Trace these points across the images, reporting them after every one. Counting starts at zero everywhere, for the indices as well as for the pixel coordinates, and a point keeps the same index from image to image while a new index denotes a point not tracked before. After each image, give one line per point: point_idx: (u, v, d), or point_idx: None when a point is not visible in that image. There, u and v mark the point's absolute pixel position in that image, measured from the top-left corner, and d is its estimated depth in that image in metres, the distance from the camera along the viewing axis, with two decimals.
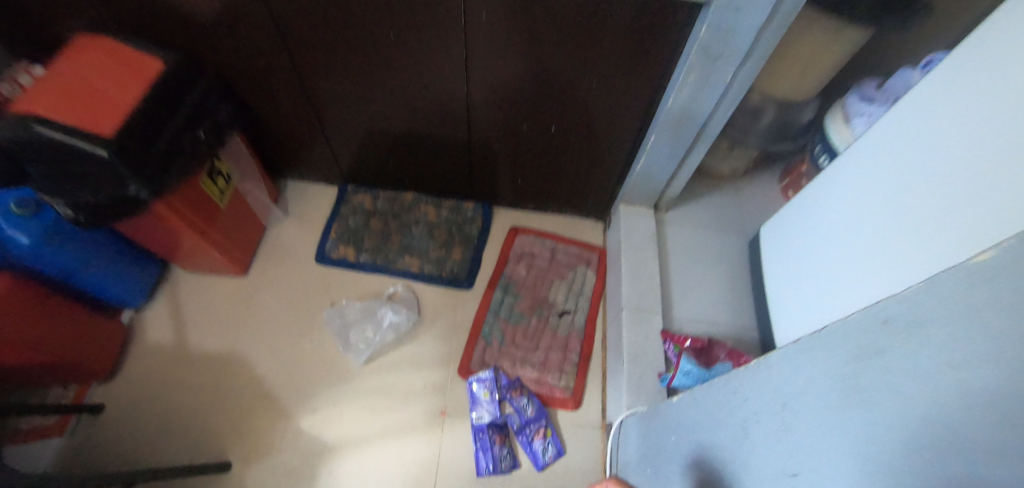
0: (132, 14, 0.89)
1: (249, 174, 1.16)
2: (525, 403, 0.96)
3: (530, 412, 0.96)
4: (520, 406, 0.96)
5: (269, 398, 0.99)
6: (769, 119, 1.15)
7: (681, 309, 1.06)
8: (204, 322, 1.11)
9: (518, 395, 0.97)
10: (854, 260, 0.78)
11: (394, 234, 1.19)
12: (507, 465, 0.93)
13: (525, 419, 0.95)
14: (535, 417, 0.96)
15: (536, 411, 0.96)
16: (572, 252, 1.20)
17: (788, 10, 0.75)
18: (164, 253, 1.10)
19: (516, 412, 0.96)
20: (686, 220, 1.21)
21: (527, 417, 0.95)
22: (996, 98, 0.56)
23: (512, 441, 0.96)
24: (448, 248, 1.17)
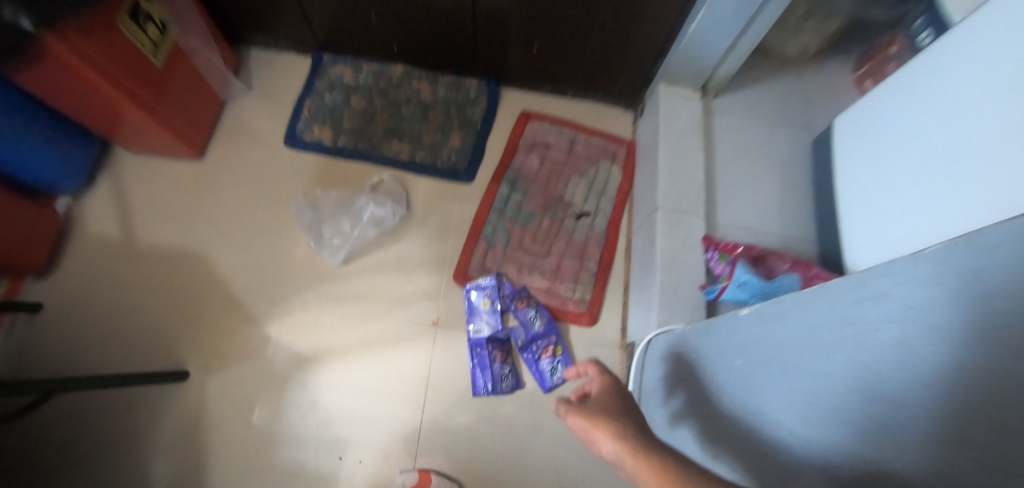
0: None
1: (193, 31, 0.90)
2: (532, 316, 0.81)
3: (537, 327, 0.81)
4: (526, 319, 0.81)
5: (233, 300, 0.84)
6: None
7: (725, 214, 0.87)
8: (155, 213, 0.93)
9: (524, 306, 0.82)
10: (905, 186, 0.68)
11: (379, 114, 0.98)
12: (509, 384, 0.80)
13: (532, 334, 0.81)
14: (544, 332, 0.81)
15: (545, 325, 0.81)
16: (594, 145, 0.99)
17: None
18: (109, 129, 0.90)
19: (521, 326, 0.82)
20: (739, 110, 0.98)
21: (534, 333, 0.81)
22: None
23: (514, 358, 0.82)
24: (445, 133, 0.96)
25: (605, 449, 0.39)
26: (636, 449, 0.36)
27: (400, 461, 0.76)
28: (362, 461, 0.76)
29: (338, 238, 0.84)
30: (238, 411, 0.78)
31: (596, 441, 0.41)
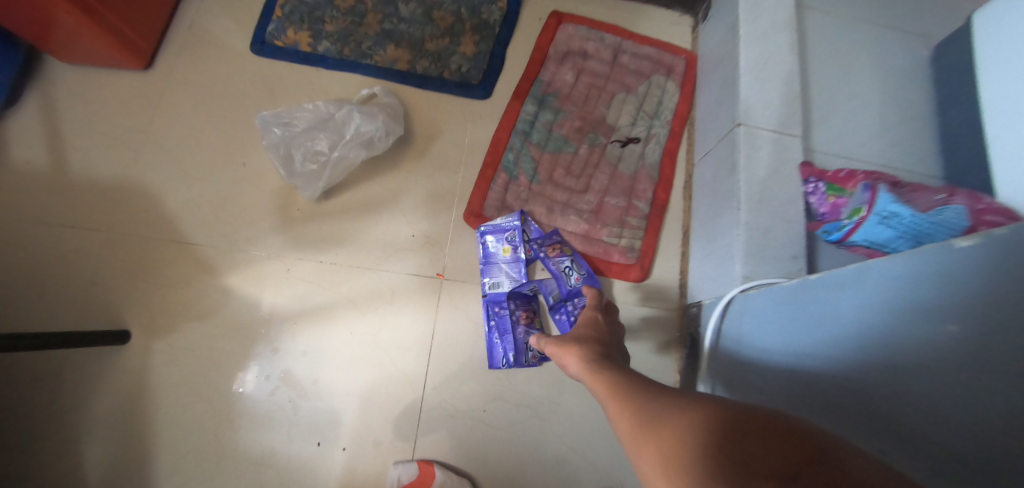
0: None
1: None
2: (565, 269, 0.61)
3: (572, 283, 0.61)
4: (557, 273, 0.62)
5: (186, 245, 0.67)
6: None
7: (820, 140, 0.66)
8: (93, 137, 0.74)
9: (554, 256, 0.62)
10: None
11: (371, 14, 0.75)
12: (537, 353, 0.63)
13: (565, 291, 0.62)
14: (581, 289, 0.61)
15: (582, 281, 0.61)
16: (644, 56, 0.77)
17: None
18: (32, 38, 0.71)
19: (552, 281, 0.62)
20: (837, 10, 0.75)
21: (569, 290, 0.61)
22: None
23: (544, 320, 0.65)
24: (454, 37, 0.75)
25: (572, 370, 0.43)
26: (594, 371, 0.40)
27: (394, 450, 0.60)
28: (346, 448, 0.59)
29: (313, 161, 0.64)
30: (192, 382, 0.62)
31: (565, 364, 0.44)
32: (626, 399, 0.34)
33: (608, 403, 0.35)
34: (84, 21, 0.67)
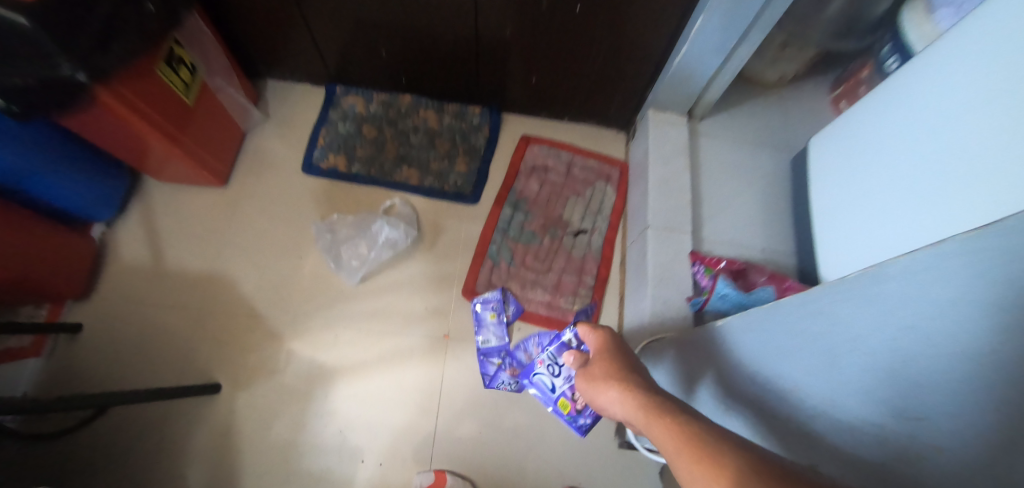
0: None
1: (219, 71, 1.01)
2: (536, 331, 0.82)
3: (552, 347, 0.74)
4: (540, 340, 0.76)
5: (258, 318, 0.92)
6: (836, 9, 0.97)
7: (709, 229, 0.95)
8: (183, 237, 1.00)
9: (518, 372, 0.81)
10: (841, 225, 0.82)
11: (390, 142, 1.06)
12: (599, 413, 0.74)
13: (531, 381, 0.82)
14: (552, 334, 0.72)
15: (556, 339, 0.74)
16: (590, 167, 1.06)
17: None
18: (138, 166, 0.99)
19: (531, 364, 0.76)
20: (724, 133, 1.06)
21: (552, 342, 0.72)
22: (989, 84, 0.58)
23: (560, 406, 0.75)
24: (450, 159, 1.04)
25: (607, 396, 0.50)
26: (627, 393, 0.47)
27: (416, 465, 0.83)
28: (381, 464, 0.83)
29: (355, 259, 0.93)
30: (265, 420, 0.85)
31: (600, 391, 0.51)
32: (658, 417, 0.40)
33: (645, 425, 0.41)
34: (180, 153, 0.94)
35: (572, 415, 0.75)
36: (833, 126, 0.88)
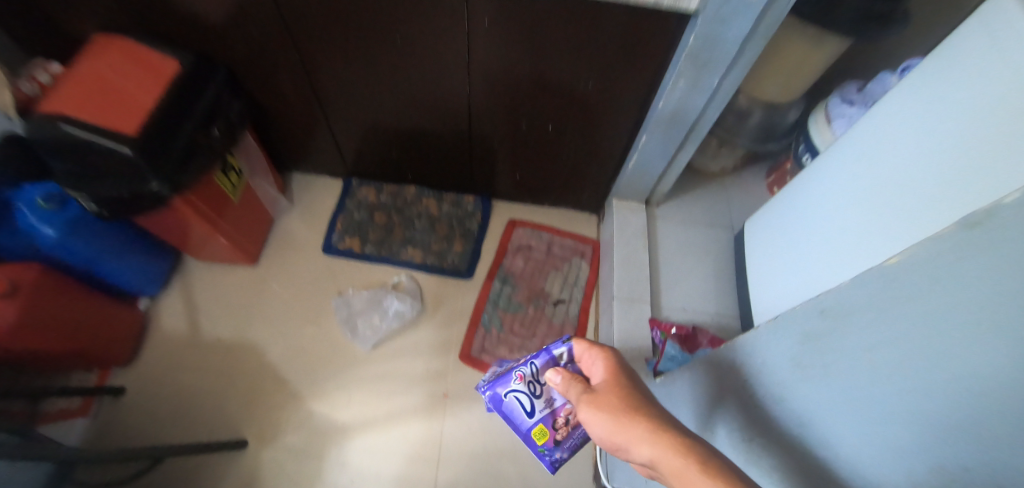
0: (161, 20, 0.99)
1: (259, 170, 1.23)
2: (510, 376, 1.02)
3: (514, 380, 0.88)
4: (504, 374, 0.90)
5: (281, 380, 1.05)
6: (756, 122, 1.22)
7: (668, 298, 1.14)
8: (217, 309, 1.16)
9: (485, 394, 0.77)
10: (771, 294, 1.01)
11: (397, 227, 1.27)
12: (575, 445, 0.79)
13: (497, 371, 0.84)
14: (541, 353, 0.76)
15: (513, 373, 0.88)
16: (567, 245, 1.26)
17: (772, 17, 0.81)
18: (179, 246, 1.16)
19: (511, 383, 0.74)
20: (677, 216, 1.28)
21: (541, 359, 0.75)
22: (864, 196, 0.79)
23: (536, 436, 0.76)
24: (449, 240, 1.25)
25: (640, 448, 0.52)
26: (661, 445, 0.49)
27: None
28: None
29: (369, 329, 1.10)
30: (284, 471, 0.96)
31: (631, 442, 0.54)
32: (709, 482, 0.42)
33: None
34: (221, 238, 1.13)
35: (548, 447, 0.77)
36: (767, 212, 1.10)
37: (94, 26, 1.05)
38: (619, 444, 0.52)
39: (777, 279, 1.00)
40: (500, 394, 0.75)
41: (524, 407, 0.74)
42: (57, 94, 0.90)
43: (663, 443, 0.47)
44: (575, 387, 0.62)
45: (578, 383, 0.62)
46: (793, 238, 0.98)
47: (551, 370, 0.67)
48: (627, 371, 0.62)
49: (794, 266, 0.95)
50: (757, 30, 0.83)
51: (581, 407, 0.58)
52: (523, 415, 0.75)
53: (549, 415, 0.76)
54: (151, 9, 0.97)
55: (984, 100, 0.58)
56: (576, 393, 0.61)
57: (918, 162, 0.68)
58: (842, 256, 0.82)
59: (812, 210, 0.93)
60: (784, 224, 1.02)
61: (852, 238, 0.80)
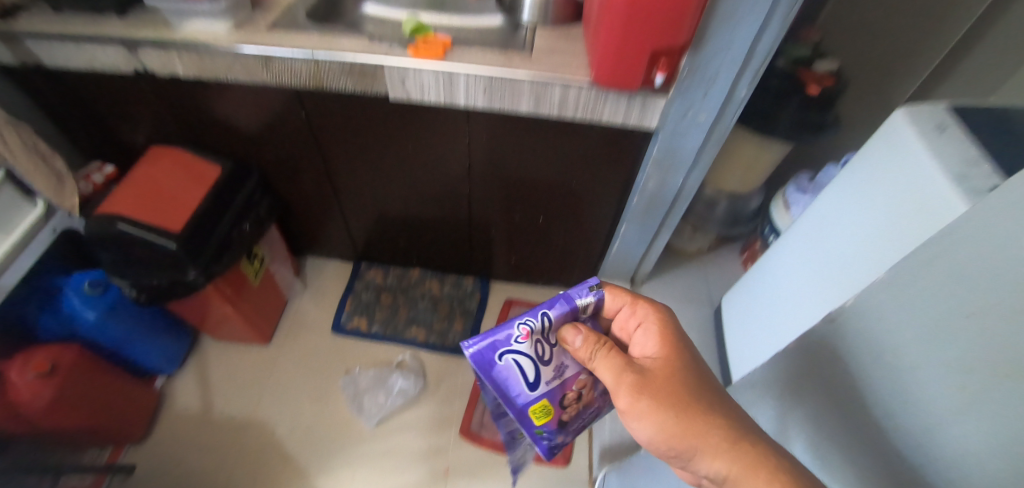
0: (211, 133, 1.19)
1: (279, 257, 1.37)
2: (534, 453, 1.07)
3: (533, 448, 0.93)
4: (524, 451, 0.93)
5: (288, 458, 1.11)
6: (724, 209, 1.38)
7: None
8: (230, 388, 1.25)
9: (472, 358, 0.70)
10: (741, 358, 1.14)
11: (403, 307, 1.40)
12: (575, 427, 0.79)
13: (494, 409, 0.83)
14: (557, 302, 0.72)
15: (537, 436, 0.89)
16: None
17: (718, 134, 1.00)
18: (198, 325, 1.25)
19: (512, 343, 0.70)
20: (659, 293, 1.41)
21: (555, 313, 0.71)
22: (812, 278, 0.94)
23: (534, 415, 0.71)
24: (450, 319, 1.37)
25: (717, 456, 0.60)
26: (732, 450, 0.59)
27: None
28: None
29: (374, 406, 1.19)
30: None
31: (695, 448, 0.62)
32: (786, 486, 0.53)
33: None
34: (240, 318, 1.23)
35: (548, 426, 0.73)
36: (738, 288, 1.24)
37: (148, 136, 1.25)
38: (677, 454, 0.63)
39: (745, 345, 1.13)
40: (496, 358, 0.70)
41: (526, 377, 0.70)
42: (116, 196, 1.05)
43: (733, 464, 0.59)
44: (607, 362, 0.67)
45: (611, 356, 0.68)
46: (756, 306, 1.13)
47: (564, 331, 0.71)
48: (673, 344, 0.70)
49: (761, 335, 1.08)
50: (710, 140, 1.01)
51: (622, 395, 0.65)
52: (523, 385, 0.70)
53: (555, 389, 0.72)
54: (207, 125, 1.17)
55: (901, 207, 0.75)
56: (614, 371, 0.67)
57: (854, 247, 0.84)
58: (794, 321, 0.97)
59: (774, 288, 1.07)
60: (750, 297, 1.17)
61: (800, 304, 0.96)
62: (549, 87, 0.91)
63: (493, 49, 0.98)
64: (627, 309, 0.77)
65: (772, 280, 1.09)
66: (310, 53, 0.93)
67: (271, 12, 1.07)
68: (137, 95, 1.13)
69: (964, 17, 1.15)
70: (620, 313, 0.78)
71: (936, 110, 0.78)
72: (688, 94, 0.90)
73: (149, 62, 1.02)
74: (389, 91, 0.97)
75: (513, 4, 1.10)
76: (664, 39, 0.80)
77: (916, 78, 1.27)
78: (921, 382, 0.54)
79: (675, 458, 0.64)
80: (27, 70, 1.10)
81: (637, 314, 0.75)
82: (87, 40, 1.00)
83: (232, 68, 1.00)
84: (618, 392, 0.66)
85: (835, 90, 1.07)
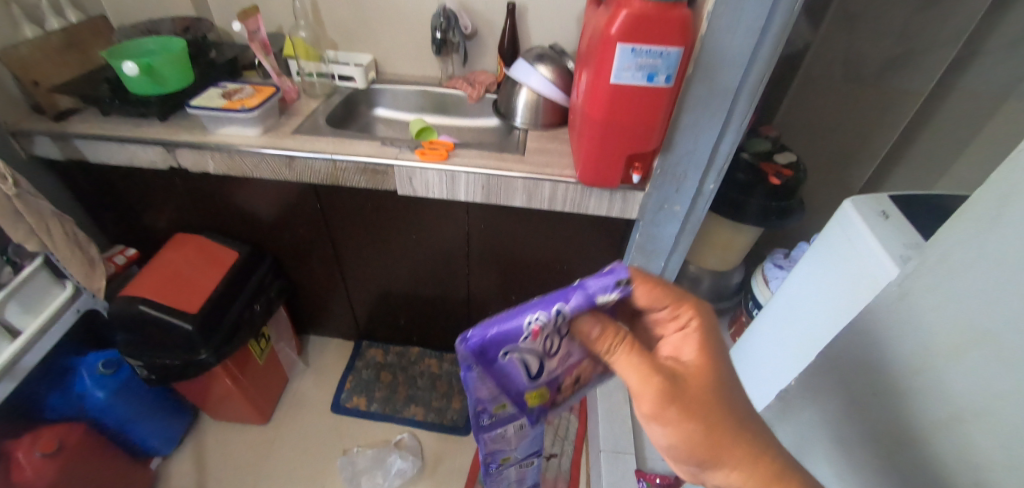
0: (228, 222, 1.28)
1: (284, 335, 1.43)
2: (516, 476, 0.99)
3: (514, 443, 0.84)
4: (504, 449, 0.84)
5: None
6: (708, 285, 1.47)
7: (650, 447, 1.26)
8: (227, 470, 1.25)
9: (468, 353, 0.57)
10: None
11: (402, 385, 1.46)
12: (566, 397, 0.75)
13: (472, 410, 0.69)
14: (575, 294, 0.54)
15: (517, 431, 0.79)
16: None
17: (692, 223, 1.10)
18: (200, 404, 1.27)
19: (518, 341, 0.57)
20: None
21: (572, 310, 0.54)
22: (783, 355, 1.01)
23: (532, 398, 0.68)
24: (449, 397, 1.43)
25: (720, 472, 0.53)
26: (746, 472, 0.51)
27: None
28: None
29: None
30: None
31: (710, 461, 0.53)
32: None
33: None
34: (243, 397, 1.26)
35: (541, 403, 0.71)
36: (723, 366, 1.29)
37: (167, 222, 1.32)
38: (694, 462, 0.54)
39: None
40: (496, 356, 0.58)
41: (529, 371, 0.62)
42: (137, 280, 1.12)
43: (751, 477, 0.51)
44: (632, 361, 0.53)
45: (636, 355, 0.54)
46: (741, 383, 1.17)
47: (584, 320, 0.55)
48: (714, 349, 0.56)
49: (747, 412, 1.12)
50: (686, 228, 1.12)
51: (645, 398, 0.52)
52: (525, 378, 0.63)
53: (555, 377, 0.66)
54: (225, 215, 1.26)
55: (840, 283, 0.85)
56: (641, 373, 0.53)
57: (813, 319, 0.92)
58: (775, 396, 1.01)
59: (753, 365, 1.13)
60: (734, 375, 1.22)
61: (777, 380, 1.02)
62: (539, 184, 1.03)
63: (491, 151, 1.12)
64: (663, 307, 0.61)
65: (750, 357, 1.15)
66: (330, 157, 1.06)
67: (295, 118, 1.23)
68: (165, 188, 1.23)
69: (901, 117, 1.31)
70: (658, 314, 0.62)
71: (880, 199, 0.88)
72: (662, 188, 1.01)
73: (184, 162, 1.13)
74: (397, 188, 1.09)
75: (506, 111, 1.26)
76: (637, 146, 0.93)
77: (868, 167, 1.42)
78: (922, 377, 0.43)
79: (690, 464, 0.55)
80: (73, 167, 1.22)
81: (678, 312, 0.61)
82: (128, 142, 1.11)
83: (258, 166, 1.11)
84: (640, 396, 0.53)
85: (793, 180, 1.19)
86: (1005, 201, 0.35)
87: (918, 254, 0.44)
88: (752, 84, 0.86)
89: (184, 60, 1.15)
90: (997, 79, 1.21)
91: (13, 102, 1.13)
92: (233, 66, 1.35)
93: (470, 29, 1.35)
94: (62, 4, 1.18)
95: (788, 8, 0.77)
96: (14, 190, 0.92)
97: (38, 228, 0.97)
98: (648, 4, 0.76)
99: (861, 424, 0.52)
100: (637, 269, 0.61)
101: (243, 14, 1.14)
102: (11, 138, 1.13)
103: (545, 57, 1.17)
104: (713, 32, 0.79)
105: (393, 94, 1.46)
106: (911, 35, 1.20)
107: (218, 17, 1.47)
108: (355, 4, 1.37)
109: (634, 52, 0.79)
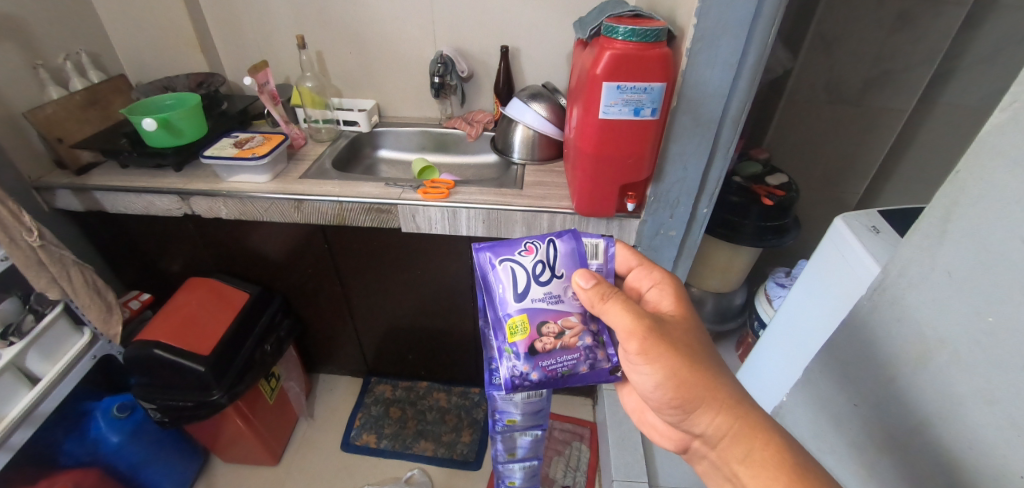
0: (239, 264, 1.32)
1: (293, 374, 1.44)
2: (524, 442, 1.05)
3: (521, 407, 0.92)
4: (511, 409, 0.93)
5: None
6: (711, 306, 1.48)
7: (663, 475, 1.25)
8: None
9: (477, 255, 0.72)
10: None
11: (411, 420, 1.46)
12: (553, 368, 0.67)
13: (488, 371, 0.80)
14: (566, 235, 0.72)
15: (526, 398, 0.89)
16: (567, 428, 1.49)
17: (690, 245, 1.13)
18: (210, 444, 1.27)
19: (515, 253, 0.70)
20: None
21: (562, 244, 0.71)
22: (788, 375, 1.01)
23: (510, 328, 0.68)
24: (458, 430, 1.44)
25: (703, 427, 0.57)
26: (729, 418, 0.55)
27: None
28: None
29: None
30: None
31: (694, 417, 0.57)
32: (776, 468, 0.50)
33: (764, 466, 0.51)
34: (252, 437, 1.25)
35: (518, 347, 0.67)
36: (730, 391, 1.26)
37: (180, 266, 1.37)
38: (677, 407, 0.58)
39: None
40: (496, 262, 0.70)
41: (516, 285, 0.69)
42: (152, 324, 1.15)
43: (733, 420, 0.54)
44: (622, 306, 0.60)
45: (624, 301, 0.61)
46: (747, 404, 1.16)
47: (578, 273, 0.65)
48: (685, 303, 0.66)
49: None
50: (684, 251, 1.14)
51: (632, 340, 0.58)
52: (510, 291, 0.69)
53: (539, 309, 0.68)
54: (237, 256, 1.30)
55: (838, 306, 0.86)
56: (631, 315, 0.59)
57: (813, 342, 0.92)
58: None
59: (758, 387, 1.12)
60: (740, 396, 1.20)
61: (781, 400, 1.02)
62: (538, 216, 1.07)
63: (491, 186, 1.17)
64: (639, 269, 0.75)
65: (754, 380, 1.14)
66: (337, 199, 1.11)
67: (303, 163, 1.29)
68: (179, 233, 1.28)
69: (887, 133, 1.35)
70: (640, 280, 0.74)
71: (869, 214, 0.89)
72: (656, 214, 1.05)
73: (198, 209, 1.18)
74: (402, 225, 1.13)
75: (504, 146, 1.31)
76: (628, 177, 0.97)
77: (859, 183, 1.46)
78: (910, 381, 0.47)
79: (674, 411, 0.59)
80: (94, 217, 1.28)
81: (652, 274, 0.73)
82: (146, 191, 1.17)
83: (269, 210, 1.15)
84: (629, 338, 0.59)
85: (785, 200, 1.22)
86: (949, 218, 0.42)
87: (894, 268, 0.48)
88: (735, 113, 0.91)
89: (198, 113, 1.22)
90: (977, 92, 1.25)
91: (38, 158, 1.20)
92: (244, 116, 1.43)
93: (467, 72, 1.42)
94: (87, 66, 1.26)
95: (761, 43, 0.82)
96: (40, 242, 0.96)
97: (59, 275, 1.01)
98: (629, 45, 0.81)
99: (877, 442, 0.52)
100: (619, 240, 0.77)
101: (253, 68, 1.22)
102: (35, 192, 1.19)
103: (538, 96, 1.24)
104: (692, 68, 0.84)
105: (395, 135, 1.53)
106: (890, 56, 1.25)
107: (229, 71, 1.56)
108: (359, 54, 1.46)
109: (620, 89, 0.84)
